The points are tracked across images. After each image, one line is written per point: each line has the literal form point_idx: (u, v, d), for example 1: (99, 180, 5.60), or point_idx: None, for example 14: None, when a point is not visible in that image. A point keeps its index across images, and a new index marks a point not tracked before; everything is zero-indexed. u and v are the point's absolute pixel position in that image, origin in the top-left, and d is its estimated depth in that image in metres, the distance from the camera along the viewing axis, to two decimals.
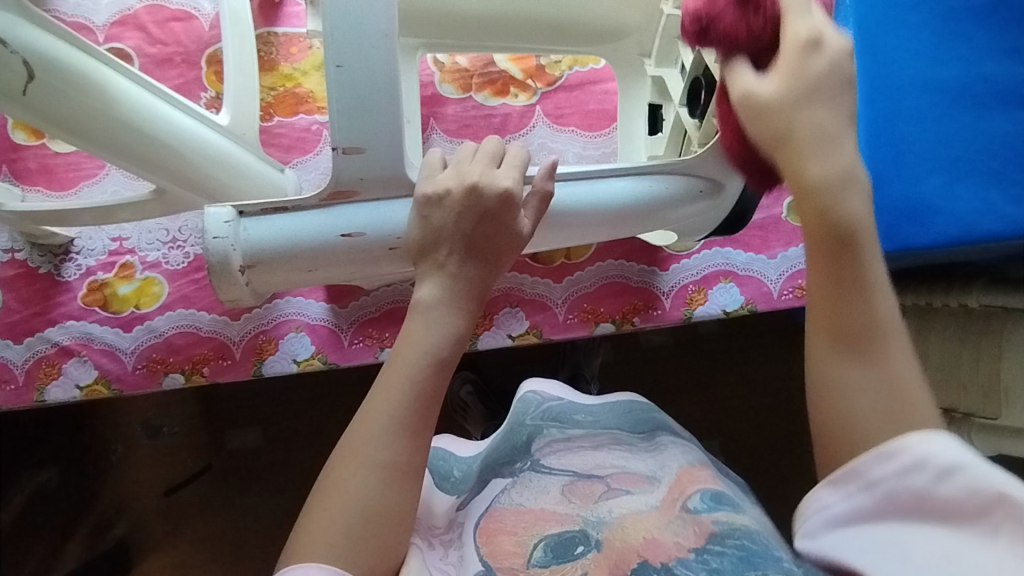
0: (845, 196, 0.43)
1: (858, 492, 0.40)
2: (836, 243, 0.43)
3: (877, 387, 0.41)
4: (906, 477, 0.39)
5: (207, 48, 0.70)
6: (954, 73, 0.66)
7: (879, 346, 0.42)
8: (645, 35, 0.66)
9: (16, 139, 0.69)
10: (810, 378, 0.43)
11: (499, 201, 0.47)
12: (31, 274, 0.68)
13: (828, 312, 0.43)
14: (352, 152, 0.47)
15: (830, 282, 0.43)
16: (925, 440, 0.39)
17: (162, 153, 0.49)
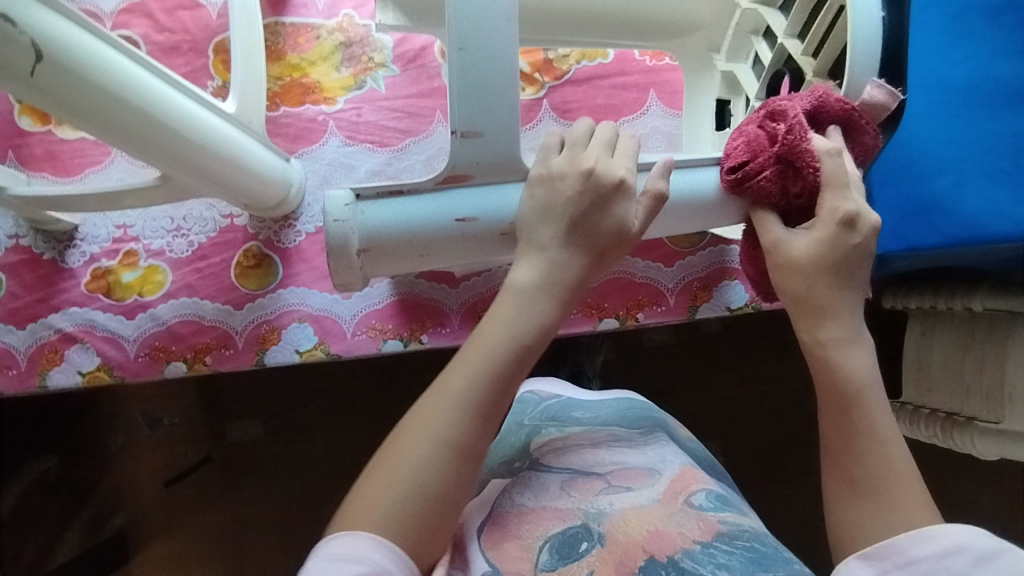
0: (847, 348, 0.47)
1: (894, 570, 0.41)
2: (823, 314, 0.47)
3: (896, 510, 0.43)
4: (945, 559, 0.40)
5: (215, 36, 0.70)
6: (961, 73, 0.65)
7: (896, 494, 0.43)
8: (715, 31, 0.65)
9: (22, 125, 0.69)
10: (834, 521, 0.45)
11: (611, 187, 0.47)
12: (35, 259, 0.68)
13: (847, 458, 0.45)
14: (471, 136, 0.46)
15: (845, 430, 0.45)
16: (960, 531, 0.41)
17: (172, 143, 0.50)
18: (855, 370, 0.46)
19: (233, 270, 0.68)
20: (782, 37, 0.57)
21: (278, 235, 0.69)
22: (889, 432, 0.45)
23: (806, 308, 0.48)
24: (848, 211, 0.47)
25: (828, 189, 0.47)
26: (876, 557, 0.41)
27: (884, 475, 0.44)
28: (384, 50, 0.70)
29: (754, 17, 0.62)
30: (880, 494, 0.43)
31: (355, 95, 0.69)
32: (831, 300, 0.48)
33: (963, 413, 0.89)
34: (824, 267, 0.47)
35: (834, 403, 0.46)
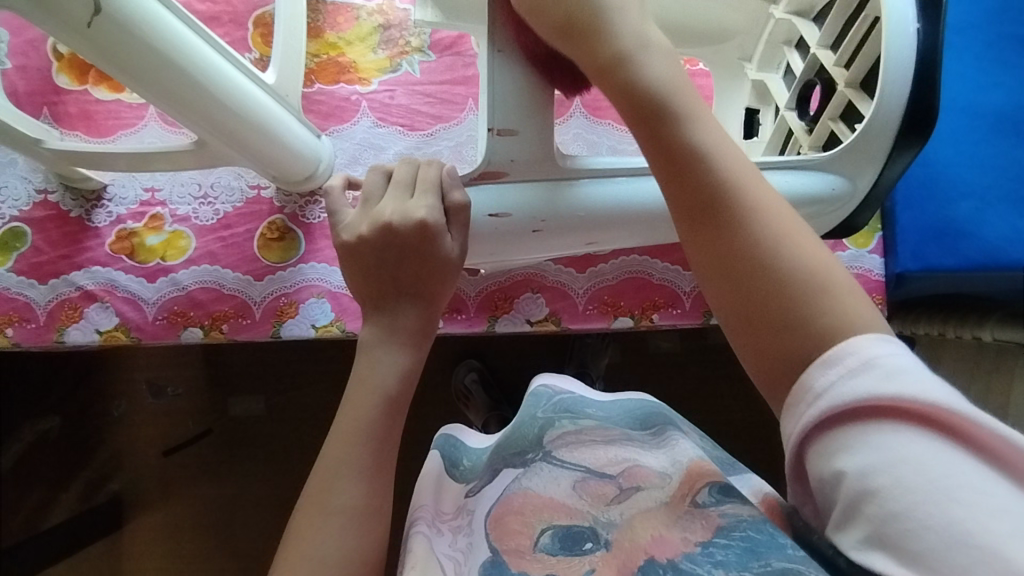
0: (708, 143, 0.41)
1: (812, 408, 0.35)
2: (615, 68, 0.43)
3: (779, 238, 0.38)
4: (853, 380, 0.34)
5: (256, 10, 0.71)
6: (993, 99, 0.67)
7: (746, 215, 0.39)
8: (748, 39, 0.66)
9: (59, 83, 0.70)
10: (735, 293, 0.38)
11: (414, 231, 0.47)
12: (61, 216, 0.69)
13: (689, 196, 0.40)
14: (506, 134, 0.50)
15: (670, 177, 0.41)
16: (879, 344, 0.34)
17: (214, 110, 0.51)
18: (656, 75, 0.42)
19: (257, 241, 0.69)
20: (814, 47, 0.57)
21: (302, 210, 0.70)
22: (732, 154, 0.41)
23: (642, 124, 0.42)
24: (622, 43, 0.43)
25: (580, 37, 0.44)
26: (793, 404, 0.36)
27: (790, 265, 0.37)
28: (421, 36, 0.70)
29: (787, 28, 0.63)
30: (788, 296, 0.37)
31: (389, 78, 0.70)
32: (626, 35, 0.43)
33: None
34: (604, 65, 0.43)
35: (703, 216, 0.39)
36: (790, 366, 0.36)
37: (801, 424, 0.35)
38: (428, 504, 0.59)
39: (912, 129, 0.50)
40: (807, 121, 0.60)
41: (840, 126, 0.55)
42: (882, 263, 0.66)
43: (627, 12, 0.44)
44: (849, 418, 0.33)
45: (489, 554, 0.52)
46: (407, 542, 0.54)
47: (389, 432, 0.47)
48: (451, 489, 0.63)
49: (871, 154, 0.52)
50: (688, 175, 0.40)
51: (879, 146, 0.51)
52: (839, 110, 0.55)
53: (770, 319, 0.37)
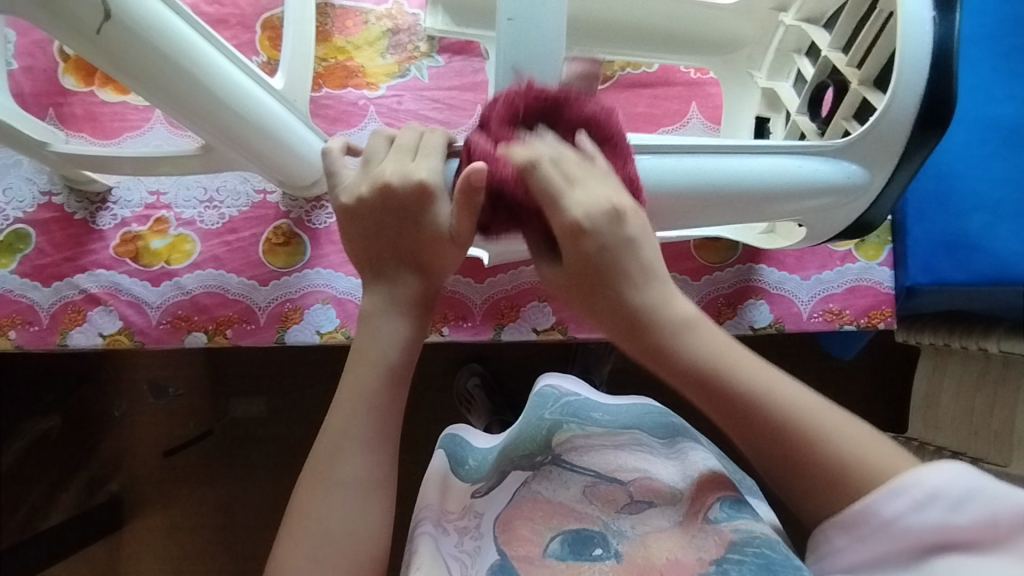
0: (683, 335, 0.45)
1: (871, 533, 0.41)
2: (601, 280, 0.43)
3: (759, 384, 0.44)
4: (918, 512, 0.40)
5: (263, 13, 0.70)
6: (1006, 112, 0.66)
7: (728, 372, 0.45)
8: (758, 49, 0.65)
9: (65, 84, 0.69)
10: (794, 466, 0.43)
11: (413, 195, 0.43)
12: (66, 218, 0.68)
13: (697, 382, 0.45)
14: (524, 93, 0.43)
15: (683, 378, 0.45)
16: (935, 473, 0.41)
17: (218, 113, 0.50)
18: (636, 291, 0.44)
19: (263, 245, 0.68)
20: (825, 49, 0.57)
21: (309, 215, 0.69)
22: (696, 318, 0.45)
23: (636, 339, 0.45)
24: (579, 213, 0.41)
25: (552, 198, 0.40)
26: (852, 526, 0.42)
27: (789, 423, 0.44)
28: (430, 40, 0.70)
29: (798, 35, 0.62)
30: (794, 453, 0.43)
31: (398, 83, 0.69)
32: (607, 260, 0.42)
33: (969, 454, 0.89)
34: (591, 291, 0.44)
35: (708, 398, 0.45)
36: (826, 506, 0.43)
37: (856, 543, 0.42)
38: (433, 505, 0.59)
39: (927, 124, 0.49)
40: (818, 124, 0.59)
41: (853, 125, 0.54)
42: (891, 275, 0.67)
43: (579, 185, 0.40)
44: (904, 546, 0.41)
45: (496, 557, 0.52)
46: (413, 543, 0.56)
47: (390, 409, 0.47)
48: (456, 491, 0.62)
49: (887, 148, 0.51)
50: (685, 358, 0.44)
51: (892, 142, 0.50)
52: (852, 108, 0.54)
53: (798, 465, 0.43)
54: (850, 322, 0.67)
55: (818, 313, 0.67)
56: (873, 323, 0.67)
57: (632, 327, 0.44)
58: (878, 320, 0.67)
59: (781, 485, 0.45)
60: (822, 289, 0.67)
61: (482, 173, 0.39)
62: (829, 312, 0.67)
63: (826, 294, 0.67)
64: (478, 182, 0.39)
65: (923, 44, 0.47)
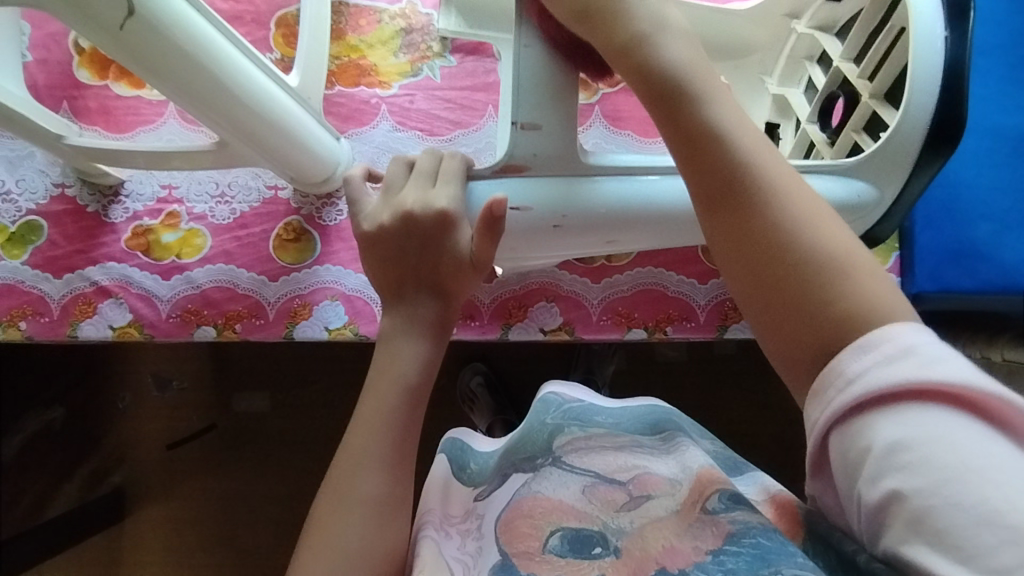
0: (713, 103, 0.41)
1: (841, 395, 0.34)
2: (630, 54, 0.43)
3: (791, 206, 0.38)
4: (889, 368, 0.33)
5: (278, 10, 0.71)
6: (1014, 122, 0.66)
7: (747, 189, 0.39)
8: (769, 54, 0.65)
9: (80, 78, 0.70)
10: (771, 295, 0.37)
11: (434, 222, 0.48)
12: (78, 211, 0.69)
13: (702, 179, 0.40)
14: (529, 129, 0.49)
15: (690, 168, 0.40)
16: (914, 331, 0.34)
17: (236, 109, 0.51)
18: (673, 52, 0.42)
19: (273, 242, 0.69)
20: (837, 60, 0.57)
21: (319, 212, 0.69)
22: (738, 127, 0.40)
23: (668, 127, 0.41)
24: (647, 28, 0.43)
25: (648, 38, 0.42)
26: (822, 391, 0.35)
27: (790, 235, 0.37)
28: (443, 41, 0.70)
29: (809, 43, 0.62)
30: (791, 281, 0.36)
31: (410, 82, 0.69)
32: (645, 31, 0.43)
33: None
34: (626, 73, 0.43)
35: (702, 157, 0.40)
36: (794, 352, 0.36)
37: (830, 411, 0.34)
38: (435, 509, 0.58)
39: (936, 142, 0.49)
40: (828, 134, 0.59)
41: (864, 137, 0.55)
42: (898, 282, 0.66)
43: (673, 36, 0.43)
44: (897, 417, 0.32)
45: (498, 558, 0.52)
46: (415, 547, 0.54)
47: (409, 426, 0.47)
48: (458, 491, 0.63)
49: (899, 163, 0.51)
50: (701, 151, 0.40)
51: (903, 159, 0.50)
52: (863, 121, 0.55)
53: (787, 301, 0.36)
54: None
55: None
56: None
57: (659, 110, 0.42)
58: None
59: (766, 317, 0.37)
60: None
61: (506, 202, 0.44)
62: None
63: None
64: (499, 211, 0.45)
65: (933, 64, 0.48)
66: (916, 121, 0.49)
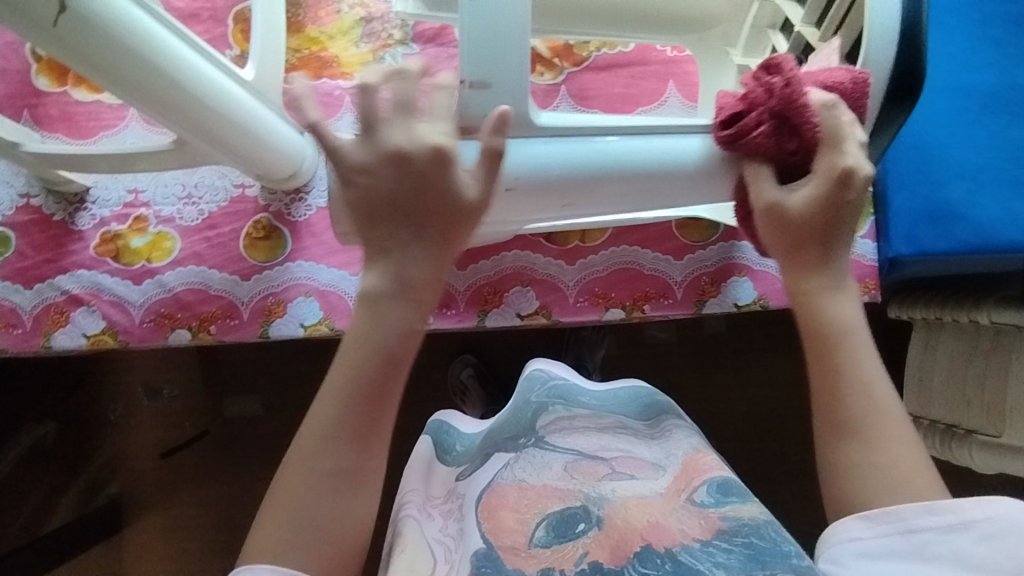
0: (836, 294, 0.46)
1: (893, 534, 0.41)
2: (834, 204, 0.44)
3: (863, 374, 0.45)
4: (948, 534, 0.40)
5: (234, 5, 0.70)
6: (986, 79, 0.66)
7: (841, 337, 0.45)
8: (733, 26, 0.64)
9: (38, 85, 0.69)
10: (838, 453, 0.44)
11: (428, 160, 0.41)
12: (45, 220, 0.68)
13: (806, 315, 0.46)
14: (477, 88, 0.44)
15: (795, 280, 0.47)
16: (976, 505, 0.41)
17: (191, 106, 0.50)
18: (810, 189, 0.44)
19: (242, 241, 0.68)
20: (798, 24, 0.56)
21: (288, 208, 0.69)
22: (855, 313, 0.46)
23: (797, 273, 0.46)
24: (844, 170, 0.43)
25: (830, 144, 0.44)
26: (881, 519, 0.41)
27: (875, 422, 0.44)
28: (404, 28, 0.69)
29: (772, 10, 0.61)
30: (868, 445, 0.43)
31: (373, 71, 0.69)
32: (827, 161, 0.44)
33: (963, 426, 0.91)
34: (814, 247, 0.45)
35: (818, 346, 0.45)
36: (854, 502, 0.43)
37: (883, 539, 0.41)
38: (418, 490, 0.59)
39: (894, 92, 0.50)
40: None
41: None
42: (874, 248, 0.68)
43: (852, 147, 0.44)
44: (919, 557, 0.40)
45: (481, 546, 0.49)
46: (397, 526, 0.55)
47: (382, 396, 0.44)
48: (441, 475, 0.63)
49: (862, 123, 0.50)
50: (810, 274, 0.46)
51: (863, 114, 0.50)
52: None
53: (847, 462, 0.43)
54: None
55: None
56: (858, 294, 0.67)
57: (792, 245, 0.46)
58: (862, 292, 0.67)
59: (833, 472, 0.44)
60: None
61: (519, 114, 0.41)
62: None
63: None
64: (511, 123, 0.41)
65: (894, 15, 0.47)
66: (877, 74, 0.48)
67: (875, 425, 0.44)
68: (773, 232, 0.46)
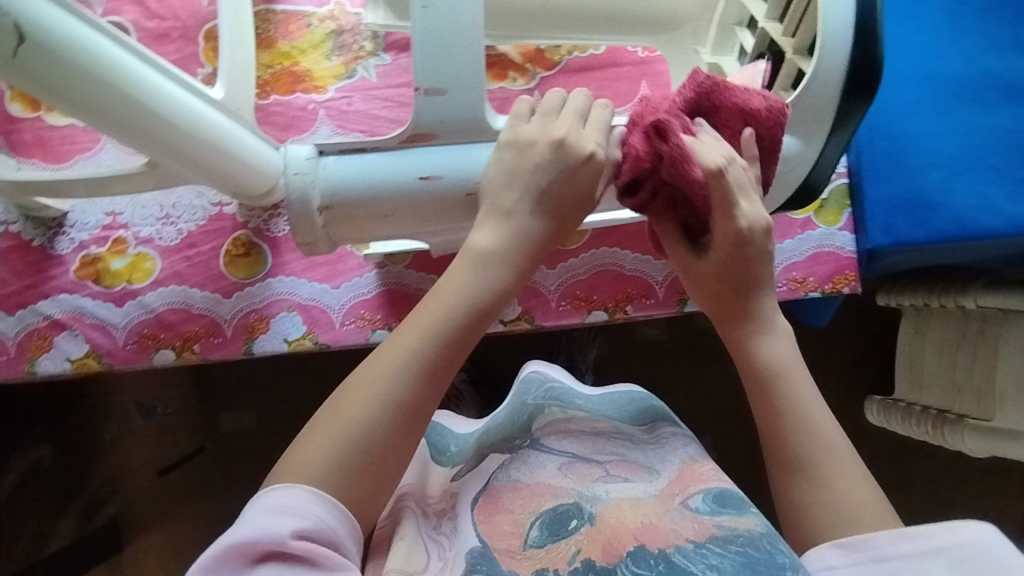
0: (767, 337, 0.49)
1: (865, 562, 0.42)
2: (744, 258, 0.47)
3: (803, 411, 0.47)
4: (923, 561, 0.41)
5: (205, 24, 0.70)
6: (955, 67, 0.66)
7: (777, 379, 0.48)
8: (702, 24, 0.64)
9: (12, 111, 0.69)
10: (783, 490, 0.46)
11: (580, 158, 0.46)
12: (25, 246, 0.68)
13: (741, 360, 0.50)
14: (432, 93, 0.47)
15: (731, 327, 0.50)
16: (952, 532, 0.41)
17: (158, 129, 0.49)
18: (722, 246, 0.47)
19: (223, 258, 0.68)
20: (761, 20, 0.56)
21: (267, 224, 0.69)
22: (786, 354, 0.49)
23: (731, 320, 0.50)
24: (743, 226, 0.46)
25: (717, 212, 0.45)
26: (850, 549, 0.42)
27: (819, 456, 0.46)
28: (375, 39, 0.70)
29: (738, 9, 0.62)
30: (814, 481, 0.45)
31: (345, 84, 0.69)
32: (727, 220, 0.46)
33: (954, 412, 0.90)
34: (738, 297, 0.49)
35: (755, 388, 0.49)
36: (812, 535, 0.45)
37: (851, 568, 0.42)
38: (415, 485, 0.59)
39: (857, 87, 0.50)
40: None
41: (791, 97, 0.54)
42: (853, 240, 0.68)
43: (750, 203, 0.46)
44: None
45: (476, 544, 0.49)
46: (394, 513, 0.55)
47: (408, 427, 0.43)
48: (437, 473, 0.62)
49: (818, 116, 0.51)
50: (741, 322, 0.49)
51: (823, 109, 0.51)
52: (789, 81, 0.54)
53: (799, 500, 0.45)
54: (815, 289, 0.67)
55: (783, 282, 0.67)
56: (837, 288, 0.67)
57: (719, 300, 0.49)
58: (842, 285, 0.67)
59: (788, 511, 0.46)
60: (785, 258, 0.67)
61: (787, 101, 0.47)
62: (794, 280, 0.67)
63: (789, 262, 0.67)
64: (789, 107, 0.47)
65: (843, 17, 0.49)
66: (833, 73, 0.49)
67: (821, 458, 0.46)
68: (703, 288, 0.50)
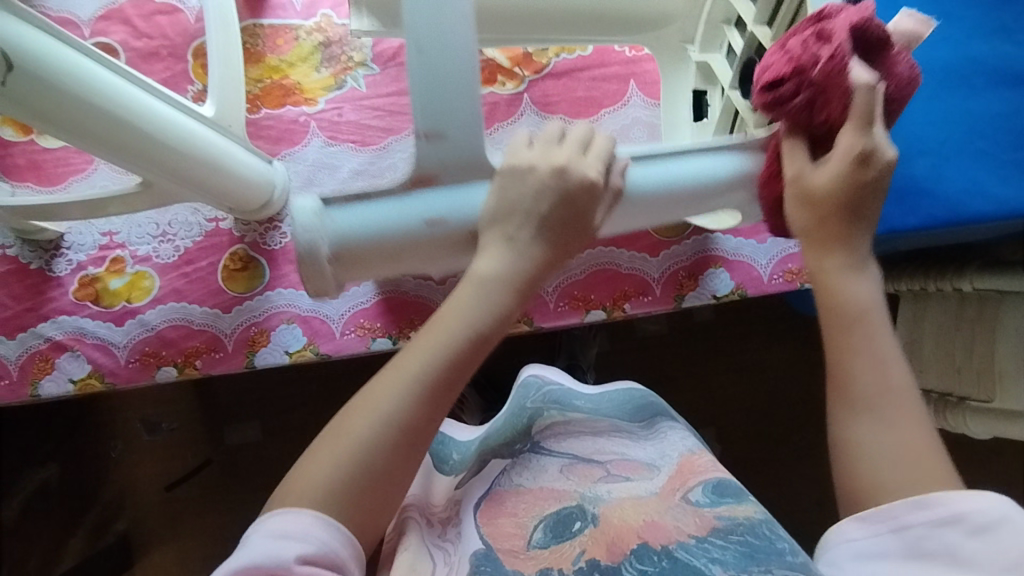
0: (855, 275, 0.49)
1: (885, 533, 0.42)
2: (856, 181, 0.48)
3: (881, 357, 0.46)
4: (939, 529, 0.41)
5: (193, 41, 0.71)
6: (941, 54, 0.66)
7: (854, 319, 0.48)
8: (688, 22, 0.65)
9: (3, 135, 0.69)
10: (834, 433, 0.46)
11: (578, 189, 0.47)
12: (23, 269, 0.68)
13: (823, 291, 0.49)
14: (432, 138, 0.46)
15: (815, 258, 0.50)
16: (966, 499, 0.41)
17: (150, 148, 0.50)
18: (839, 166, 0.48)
19: (220, 273, 0.69)
20: (750, 24, 0.56)
21: (263, 237, 0.69)
22: (874, 295, 0.48)
23: (818, 251, 0.49)
24: (869, 151, 0.47)
25: (853, 121, 0.47)
26: (870, 520, 0.43)
27: (887, 406, 0.45)
28: (363, 49, 0.70)
29: (724, 8, 0.62)
30: (874, 426, 0.45)
31: (336, 95, 0.69)
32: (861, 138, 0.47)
33: (955, 394, 0.91)
34: (841, 224, 0.49)
35: (831, 322, 0.48)
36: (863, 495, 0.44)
37: (873, 537, 0.42)
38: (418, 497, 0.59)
39: None
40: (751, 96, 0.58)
41: None
42: None
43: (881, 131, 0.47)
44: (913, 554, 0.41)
45: (479, 545, 0.49)
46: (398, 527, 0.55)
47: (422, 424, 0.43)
48: (441, 483, 0.63)
49: None
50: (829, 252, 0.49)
51: None
52: None
53: (855, 443, 0.45)
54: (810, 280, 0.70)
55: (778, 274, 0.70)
56: None
57: (816, 228, 0.49)
58: None
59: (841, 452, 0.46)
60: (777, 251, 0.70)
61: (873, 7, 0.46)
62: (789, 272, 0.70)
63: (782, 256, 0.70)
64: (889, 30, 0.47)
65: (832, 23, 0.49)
66: None
67: (891, 408, 0.45)
68: (802, 212, 0.50)
